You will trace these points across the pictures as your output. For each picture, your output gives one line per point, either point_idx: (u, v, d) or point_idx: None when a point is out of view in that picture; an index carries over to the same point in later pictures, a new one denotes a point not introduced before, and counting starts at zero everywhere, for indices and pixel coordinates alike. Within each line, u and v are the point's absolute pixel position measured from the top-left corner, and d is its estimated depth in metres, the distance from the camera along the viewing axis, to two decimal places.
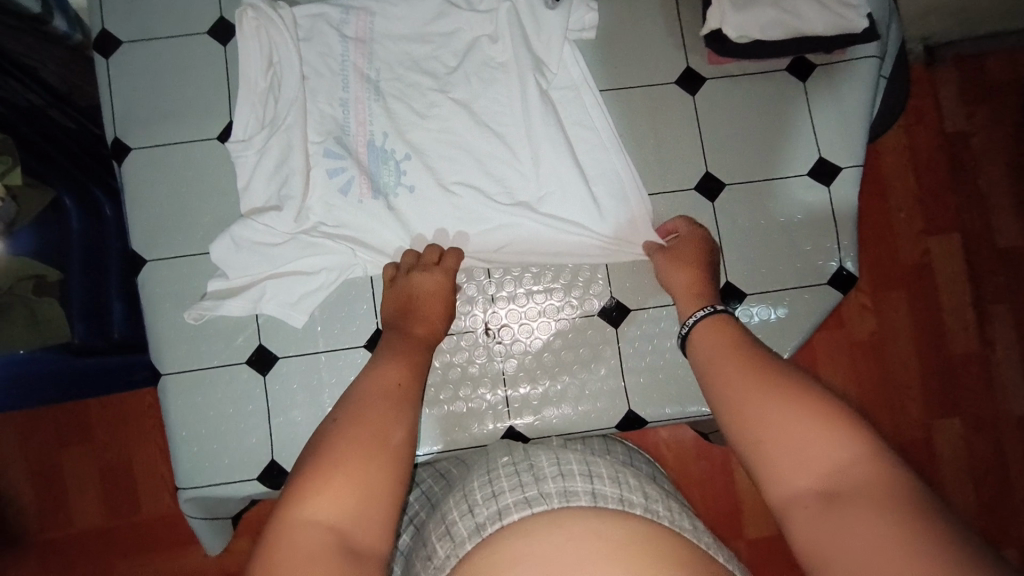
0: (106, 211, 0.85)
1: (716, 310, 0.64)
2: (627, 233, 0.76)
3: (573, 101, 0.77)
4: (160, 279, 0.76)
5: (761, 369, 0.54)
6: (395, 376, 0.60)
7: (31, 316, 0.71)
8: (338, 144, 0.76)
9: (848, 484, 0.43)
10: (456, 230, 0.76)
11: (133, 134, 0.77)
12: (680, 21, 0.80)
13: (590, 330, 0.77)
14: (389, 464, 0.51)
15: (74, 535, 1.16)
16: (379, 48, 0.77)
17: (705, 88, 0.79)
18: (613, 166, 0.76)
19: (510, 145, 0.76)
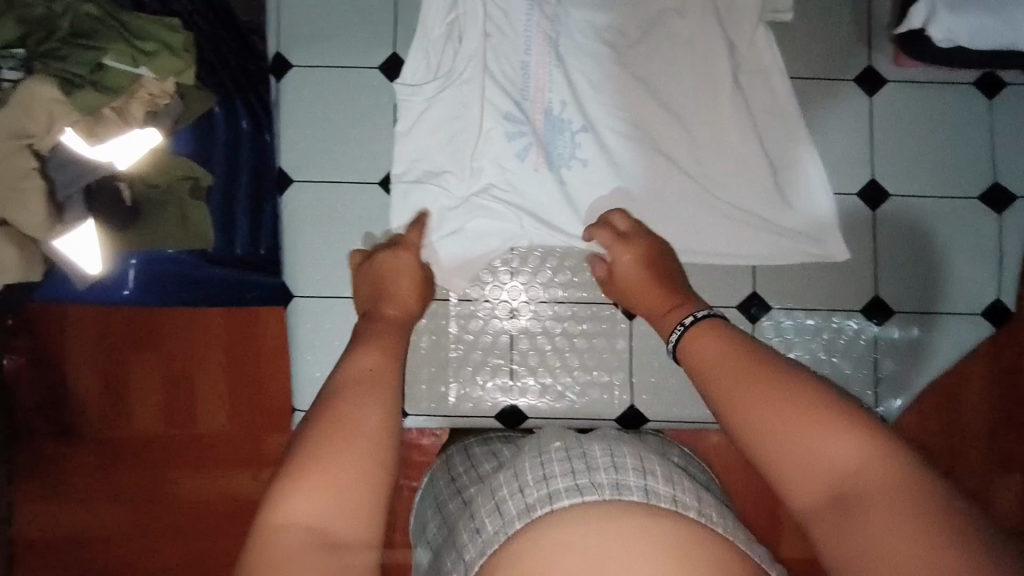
0: (243, 123, 0.79)
1: (703, 316, 0.52)
2: (812, 228, 0.73)
3: (760, 88, 0.74)
4: (303, 203, 0.78)
5: (731, 357, 0.45)
6: (368, 361, 0.51)
7: (182, 216, 0.73)
8: (515, 108, 0.75)
9: (872, 495, 0.36)
10: (624, 211, 0.75)
11: (294, 50, 0.76)
12: (869, 15, 0.75)
13: (726, 321, 0.77)
14: (361, 466, 0.43)
15: (121, 445, 0.95)
16: (565, 10, 0.75)
17: (885, 91, 0.75)
18: (801, 157, 0.74)
19: (689, 127, 0.74)
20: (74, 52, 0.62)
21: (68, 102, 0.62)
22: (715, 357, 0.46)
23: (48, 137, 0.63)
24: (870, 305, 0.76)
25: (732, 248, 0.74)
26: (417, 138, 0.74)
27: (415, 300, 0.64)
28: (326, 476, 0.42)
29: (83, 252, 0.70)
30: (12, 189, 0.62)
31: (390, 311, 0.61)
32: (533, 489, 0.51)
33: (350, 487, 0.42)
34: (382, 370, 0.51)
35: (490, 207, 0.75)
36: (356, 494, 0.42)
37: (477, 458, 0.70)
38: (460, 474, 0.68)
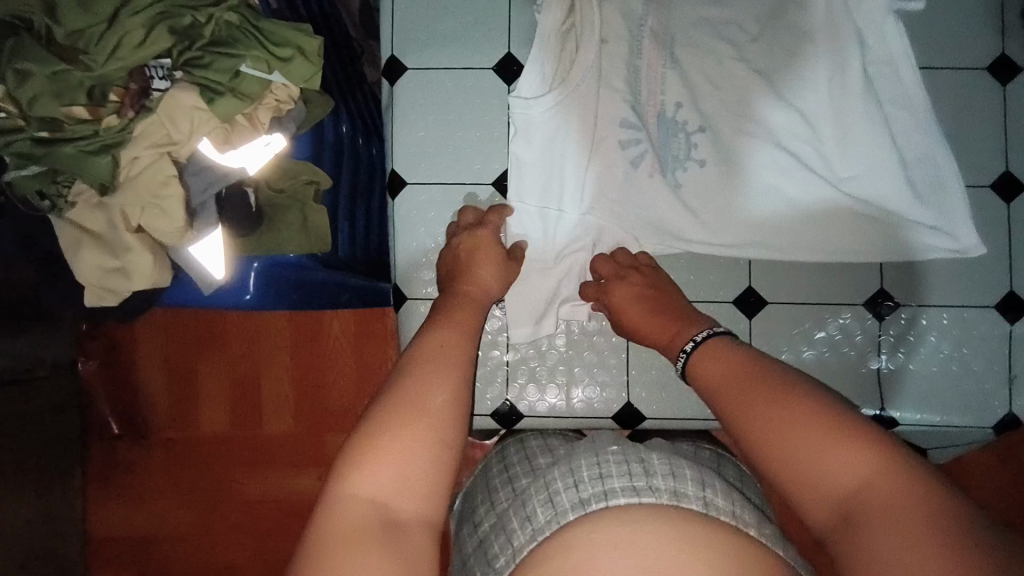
0: (342, 128, 0.79)
1: (709, 336, 0.60)
2: (947, 223, 0.71)
3: (885, 81, 0.72)
4: (416, 204, 0.77)
5: (746, 378, 0.52)
6: (443, 338, 0.57)
7: (303, 221, 0.73)
8: (630, 112, 0.73)
9: (871, 507, 0.41)
10: (743, 214, 0.73)
11: (410, 53, 0.76)
12: (1003, 1, 0.73)
13: (849, 317, 0.76)
14: (427, 436, 0.49)
15: (196, 441, 1.10)
16: (679, 7, 0.74)
17: (1021, 80, 0.72)
18: (932, 151, 0.71)
19: (811, 122, 0.71)
20: (216, 60, 0.62)
21: (208, 109, 0.62)
22: (725, 378, 0.53)
23: (189, 145, 0.63)
24: (1005, 301, 0.74)
25: (852, 249, 0.73)
26: (529, 148, 0.72)
27: (496, 284, 0.68)
28: (393, 444, 0.47)
29: (212, 258, 0.69)
30: (152, 196, 0.63)
31: (472, 290, 0.66)
32: (587, 484, 0.51)
33: (417, 459, 0.48)
34: (456, 348, 0.56)
35: (611, 210, 0.74)
36: (423, 469, 0.48)
37: (532, 451, 0.69)
38: (514, 464, 0.68)
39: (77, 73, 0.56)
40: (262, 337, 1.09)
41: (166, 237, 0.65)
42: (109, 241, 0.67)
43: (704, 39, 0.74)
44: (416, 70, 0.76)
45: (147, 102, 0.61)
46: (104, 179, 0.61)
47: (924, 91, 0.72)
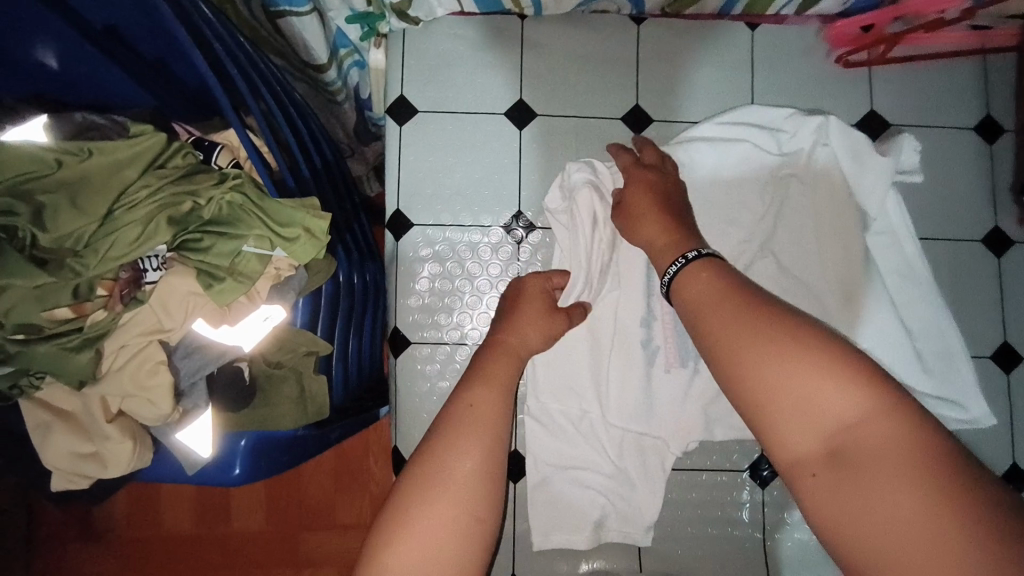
0: (338, 274, 0.74)
1: (700, 255, 0.57)
2: (955, 391, 0.71)
3: (886, 251, 0.73)
4: (419, 365, 0.75)
5: (733, 308, 0.50)
6: (473, 397, 0.54)
7: (300, 392, 0.67)
8: (644, 308, 0.72)
9: (865, 445, 0.41)
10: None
11: (416, 210, 0.75)
12: (992, 176, 0.76)
13: None
14: (455, 509, 0.47)
15: (164, 543, 1.16)
16: (694, 177, 0.73)
17: (1013, 252, 0.75)
18: (937, 321, 0.72)
19: (817, 295, 0.73)
20: (215, 243, 0.59)
21: (204, 293, 0.59)
22: (713, 303, 0.52)
23: (181, 330, 0.59)
24: (1016, 473, 0.73)
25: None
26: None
27: (535, 336, 0.65)
28: (427, 513, 0.46)
29: (199, 438, 0.62)
30: (139, 385, 0.58)
31: (507, 340, 0.63)
32: None
33: (455, 529, 0.46)
34: (490, 407, 0.53)
35: (622, 398, 0.72)
36: (463, 535, 0.46)
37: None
38: None
39: (63, 280, 0.53)
40: None
41: (149, 420, 0.60)
42: (85, 423, 0.61)
43: (721, 217, 0.73)
44: (424, 226, 0.75)
45: (139, 293, 0.58)
46: (84, 375, 0.56)
47: (925, 260, 0.73)
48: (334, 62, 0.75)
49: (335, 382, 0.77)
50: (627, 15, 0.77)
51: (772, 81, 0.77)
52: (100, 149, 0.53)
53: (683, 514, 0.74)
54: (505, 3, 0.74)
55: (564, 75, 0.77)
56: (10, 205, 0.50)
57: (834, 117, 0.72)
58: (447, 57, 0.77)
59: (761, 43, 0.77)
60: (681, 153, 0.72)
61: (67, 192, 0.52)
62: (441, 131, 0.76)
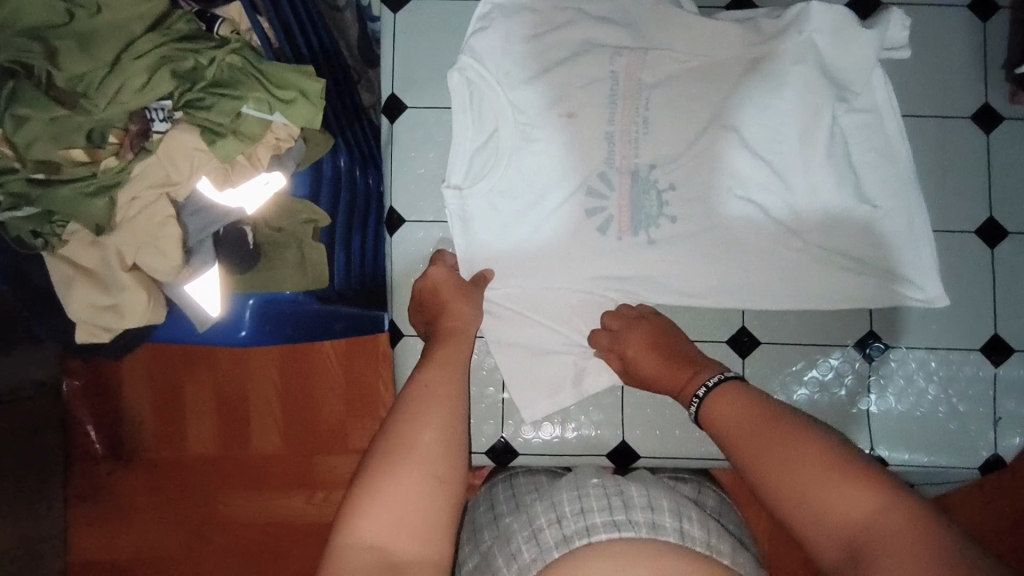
0: (339, 161, 0.77)
1: (726, 378, 0.60)
2: (913, 270, 0.72)
3: (866, 129, 0.74)
4: (415, 242, 0.78)
5: (753, 420, 0.54)
6: (427, 380, 0.61)
7: (300, 258, 0.72)
8: (598, 180, 0.74)
9: (881, 547, 0.42)
10: (731, 275, 0.74)
11: (411, 93, 0.78)
12: (984, 53, 0.76)
13: (842, 362, 0.76)
14: (419, 474, 0.53)
15: (182, 461, 1.18)
16: (653, 58, 0.75)
17: (1002, 128, 0.75)
18: (910, 199, 0.72)
19: (783, 178, 0.72)
20: (218, 102, 0.62)
21: (209, 149, 0.63)
22: (737, 419, 0.55)
23: (188, 185, 0.63)
24: (995, 343, 0.74)
25: (813, 305, 0.74)
26: (473, 197, 0.74)
27: (476, 317, 0.71)
28: (387, 489, 0.51)
29: (209, 296, 0.68)
30: (151, 235, 0.63)
31: (452, 324, 0.69)
32: (570, 521, 0.56)
33: (421, 497, 0.52)
34: (442, 388, 0.61)
35: (581, 267, 0.75)
36: (424, 502, 0.52)
37: (518, 489, 0.70)
38: (500, 502, 0.69)
39: (77, 117, 0.57)
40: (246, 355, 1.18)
41: (163, 276, 0.64)
42: (101, 277, 0.64)
43: (687, 92, 0.74)
44: (417, 111, 0.77)
45: (146, 143, 0.62)
46: (100, 220, 0.61)
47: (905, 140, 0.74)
48: None
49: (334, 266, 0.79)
50: None
51: None
52: (108, 6, 0.57)
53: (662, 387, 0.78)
54: None
55: None
56: (25, 43, 0.55)
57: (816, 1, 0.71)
58: None
59: None
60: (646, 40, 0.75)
61: (78, 39, 0.57)
62: (434, 18, 0.78)
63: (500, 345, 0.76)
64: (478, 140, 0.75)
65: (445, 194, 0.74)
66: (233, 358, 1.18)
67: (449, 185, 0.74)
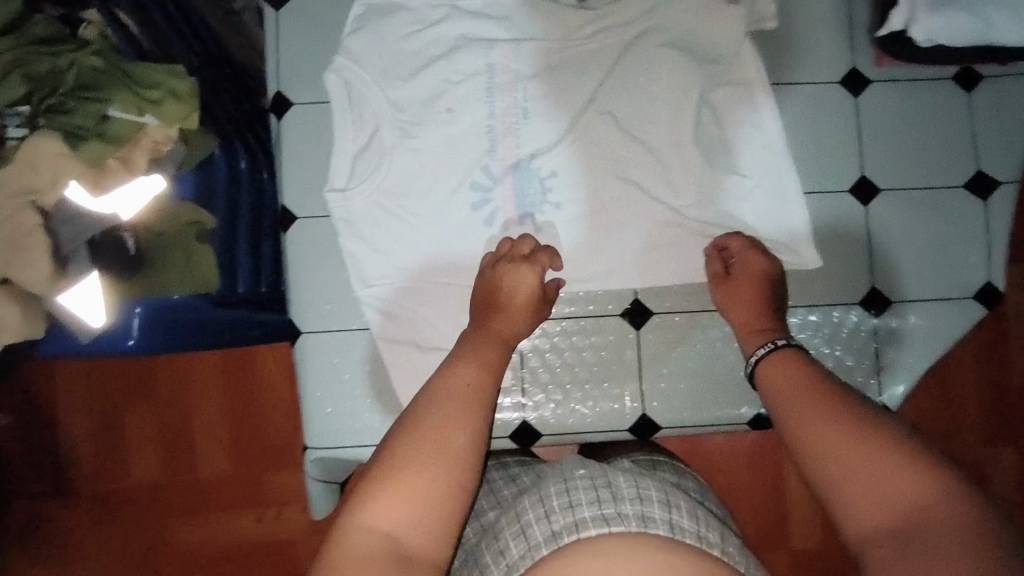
0: (239, 162, 0.80)
1: (779, 346, 0.65)
2: (783, 235, 0.76)
3: (740, 102, 0.77)
4: (307, 238, 0.77)
5: (815, 393, 0.56)
6: (467, 377, 0.60)
7: (185, 260, 0.73)
8: (483, 172, 0.77)
9: (925, 523, 0.44)
10: (619, 252, 0.78)
11: (293, 88, 0.77)
12: (850, 21, 0.79)
13: (728, 326, 0.79)
14: (445, 471, 0.53)
15: (128, 491, 1.13)
16: (527, 48, 0.77)
17: (869, 91, 0.78)
18: (778, 168, 0.77)
19: (656, 154, 0.77)
20: (80, 104, 0.62)
21: (72, 154, 0.61)
22: (794, 386, 0.58)
23: (54, 192, 0.60)
24: (870, 296, 0.77)
25: (698, 271, 0.77)
26: (358, 199, 0.76)
27: (526, 325, 0.71)
28: (411, 479, 0.52)
29: (90, 306, 0.67)
30: (14, 246, 0.60)
31: (501, 328, 0.68)
32: (558, 515, 0.56)
33: (443, 496, 0.52)
34: (479, 388, 0.60)
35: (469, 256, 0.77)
36: (441, 500, 0.52)
37: (499, 489, 0.70)
38: (481, 502, 0.70)
39: None
40: (190, 376, 1.13)
41: (35, 288, 0.61)
42: None
43: (564, 81, 0.77)
44: (304, 106, 0.77)
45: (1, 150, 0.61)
46: None
47: (778, 112, 0.77)
48: None
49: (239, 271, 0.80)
50: None
51: None
52: None
53: (564, 361, 0.79)
54: None
55: None
56: None
57: None
58: None
59: None
60: (524, 31, 0.78)
61: None
62: (314, 10, 0.77)
63: (399, 335, 0.77)
64: (361, 140, 0.76)
65: (327, 198, 0.76)
66: (173, 380, 1.13)
67: (333, 187, 0.76)
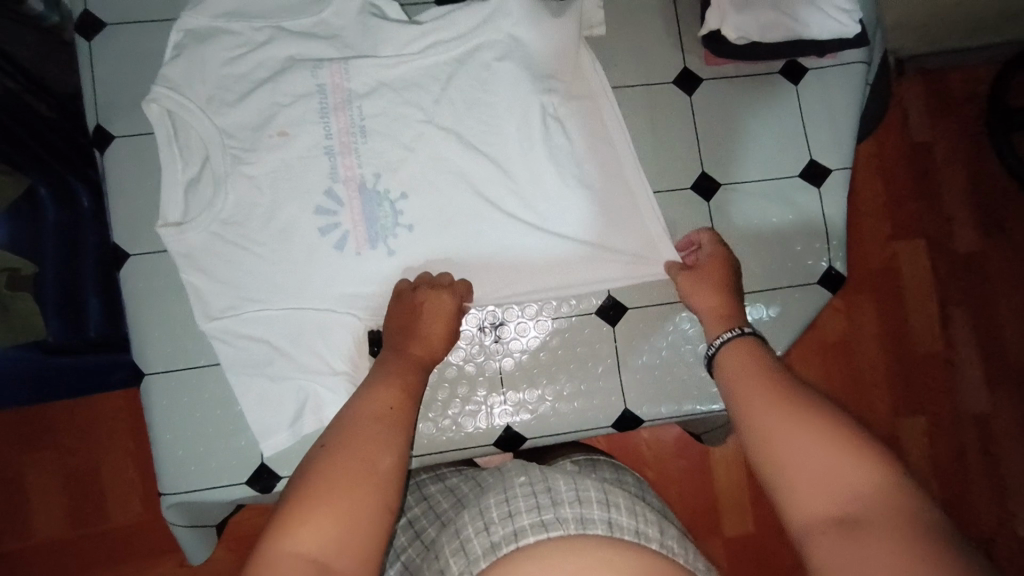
0: (82, 201, 0.84)
1: (743, 332, 0.59)
2: (638, 243, 0.77)
3: (586, 113, 0.78)
4: (144, 275, 0.74)
5: (771, 382, 0.52)
6: (388, 400, 0.59)
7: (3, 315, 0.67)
8: (327, 197, 0.74)
9: (873, 516, 0.40)
10: (478, 270, 0.76)
11: (116, 122, 0.74)
12: (677, 23, 0.81)
13: (587, 329, 0.78)
14: (373, 494, 0.50)
15: (36, 551, 1.05)
16: (355, 70, 0.75)
17: (703, 88, 0.80)
18: (626, 176, 0.77)
19: (506, 171, 0.76)
20: None
21: None
22: (750, 371, 0.54)
23: None
24: None
25: (559, 285, 0.77)
26: (195, 232, 0.73)
27: (443, 348, 0.69)
28: (335, 502, 0.48)
29: None
30: None
31: (419, 354, 0.66)
32: (498, 526, 0.54)
33: (369, 518, 0.49)
34: (402, 408, 0.58)
35: (325, 284, 0.74)
36: (369, 521, 0.49)
37: (438, 503, 0.69)
38: (418, 518, 0.68)
39: None
40: (96, 422, 1.07)
41: None
42: None
43: (398, 97, 0.76)
44: (127, 139, 0.74)
45: None
46: None
47: (622, 120, 0.79)
48: None
49: (88, 316, 0.81)
50: None
51: None
52: None
53: None
54: None
55: None
56: None
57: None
58: None
59: None
60: (355, 46, 0.76)
61: None
62: (132, 41, 0.75)
63: (249, 368, 0.73)
64: (192, 171, 0.74)
65: (162, 235, 0.72)
66: (77, 427, 1.06)
67: (167, 222, 0.72)
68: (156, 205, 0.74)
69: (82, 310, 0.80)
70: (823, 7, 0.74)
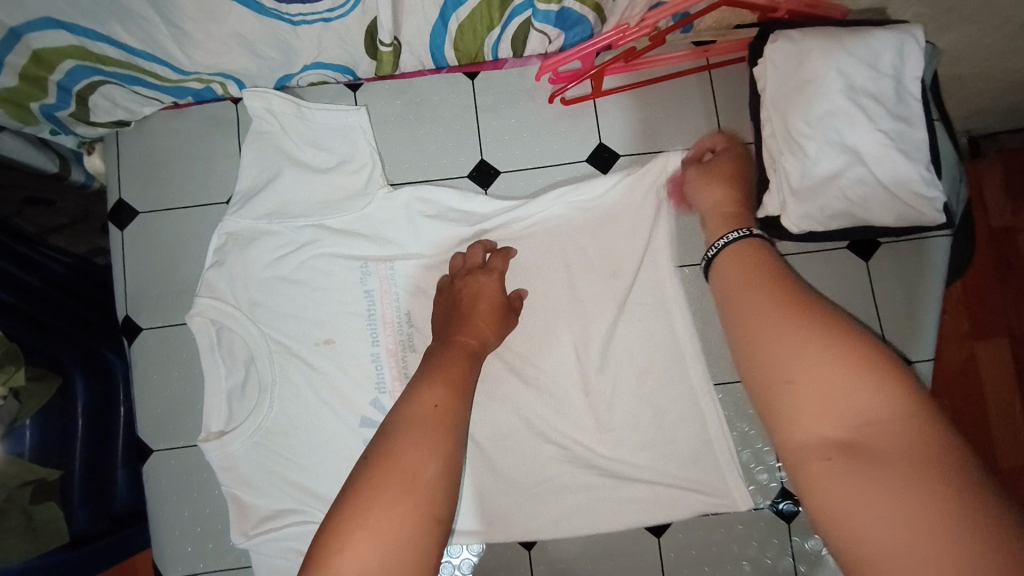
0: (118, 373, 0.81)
1: (751, 234, 0.56)
2: (705, 474, 0.70)
3: (647, 323, 0.72)
4: (167, 471, 0.72)
5: (780, 295, 0.49)
6: (433, 397, 0.52)
7: (27, 522, 0.66)
8: (372, 404, 0.71)
9: (882, 439, 0.38)
10: (523, 484, 0.71)
11: (143, 313, 0.73)
12: None
13: (629, 540, 0.72)
14: (419, 506, 0.45)
15: None
16: (402, 266, 0.73)
17: None
18: (693, 399, 0.71)
19: (548, 372, 0.72)
20: None
21: None
22: (752, 279, 0.52)
23: None
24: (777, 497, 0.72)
25: (618, 516, 0.70)
26: (236, 443, 0.70)
27: (495, 335, 0.64)
28: (380, 520, 0.44)
29: None
30: None
31: (467, 340, 0.61)
32: None
33: (419, 536, 0.44)
34: (451, 410, 0.52)
35: None
36: (416, 536, 0.44)
37: None
38: None
39: None
40: None
41: None
42: None
43: (429, 281, 0.73)
44: (153, 330, 0.73)
45: None
46: None
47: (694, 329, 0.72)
48: (73, 166, 0.77)
49: (116, 491, 0.79)
50: (344, 82, 0.77)
51: (498, 128, 0.76)
52: None
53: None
54: (213, 90, 0.73)
55: (271, 145, 0.73)
56: None
57: (564, 189, 0.72)
58: (166, 151, 0.75)
59: (481, 91, 0.76)
60: (386, 229, 0.73)
61: None
62: (166, 230, 0.75)
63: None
64: (235, 377, 0.72)
65: (204, 447, 0.70)
66: None
67: (209, 433, 0.71)
68: (196, 399, 0.73)
69: (109, 486, 0.78)
70: (899, 192, 0.63)
